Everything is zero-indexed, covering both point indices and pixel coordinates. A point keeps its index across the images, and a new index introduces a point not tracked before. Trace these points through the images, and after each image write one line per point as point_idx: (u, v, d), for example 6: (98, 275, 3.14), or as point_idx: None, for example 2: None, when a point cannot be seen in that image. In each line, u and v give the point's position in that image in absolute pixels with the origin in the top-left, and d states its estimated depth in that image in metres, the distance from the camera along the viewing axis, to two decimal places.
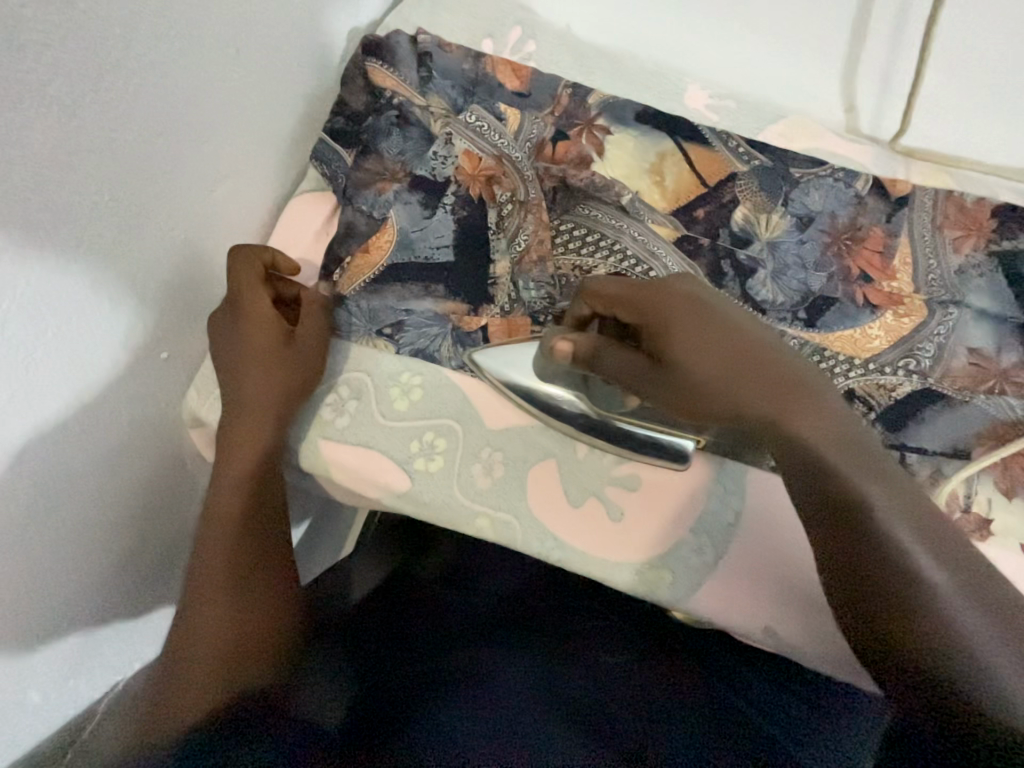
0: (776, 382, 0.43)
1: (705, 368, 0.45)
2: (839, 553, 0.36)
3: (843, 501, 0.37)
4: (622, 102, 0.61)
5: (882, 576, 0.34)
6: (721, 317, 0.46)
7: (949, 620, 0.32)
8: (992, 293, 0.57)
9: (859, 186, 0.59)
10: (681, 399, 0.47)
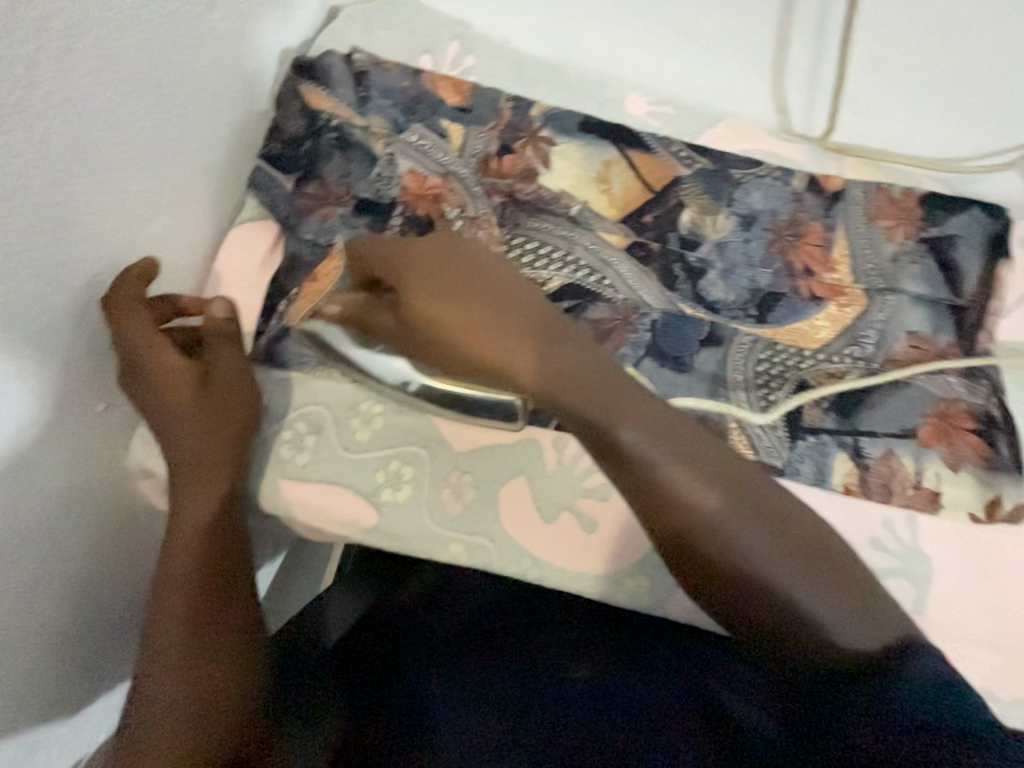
0: (522, 330, 0.42)
1: (455, 328, 0.43)
2: (654, 525, 0.39)
3: (635, 470, 0.39)
4: (564, 113, 0.61)
5: (694, 543, 0.37)
6: (462, 275, 0.44)
7: (745, 557, 0.36)
8: (925, 278, 0.60)
9: (796, 184, 0.62)
10: (445, 358, 0.44)
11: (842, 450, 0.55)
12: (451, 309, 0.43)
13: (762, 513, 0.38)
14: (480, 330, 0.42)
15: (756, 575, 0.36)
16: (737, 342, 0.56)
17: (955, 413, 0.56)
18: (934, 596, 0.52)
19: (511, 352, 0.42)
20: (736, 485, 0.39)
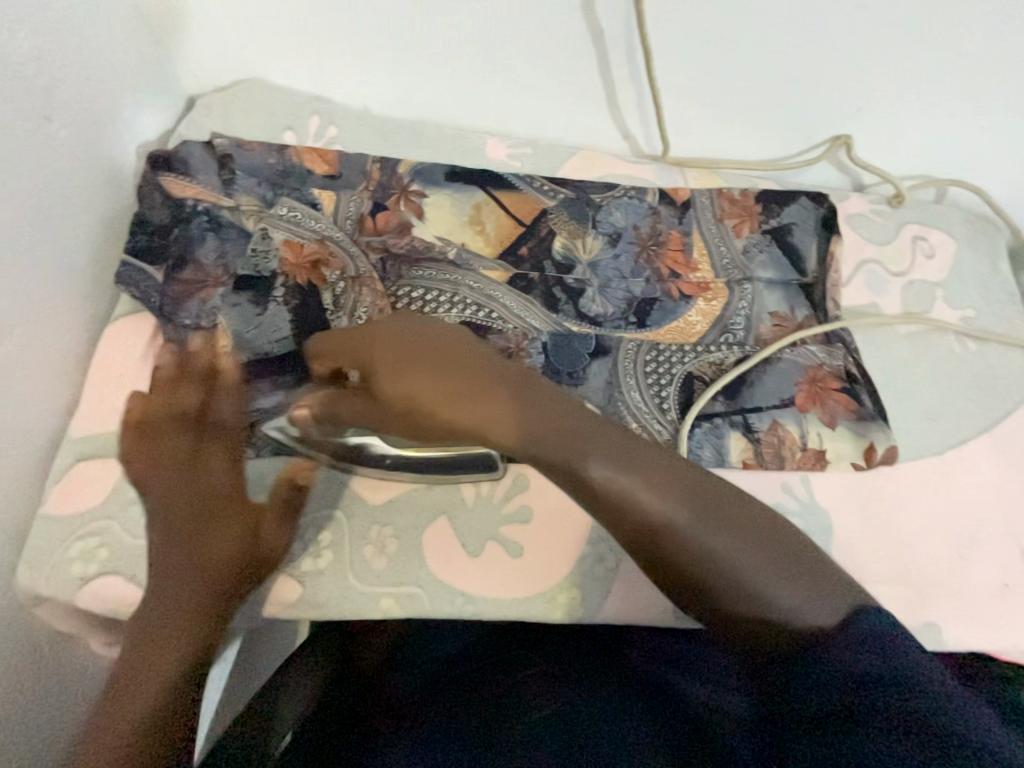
0: (485, 382, 0.40)
1: (416, 396, 0.40)
2: (642, 558, 0.37)
3: (617, 510, 0.37)
4: (430, 167, 0.66)
5: (677, 564, 0.36)
6: (422, 344, 0.42)
7: (727, 569, 0.35)
8: (773, 264, 0.68)
9: (650, 199, 0.69)
10: (415, 427, 0.42)
11: (735, 430, 0.60)
12: (415, 380, 0.40)
13: (741, 524, 0.36)
14: (449, 396, 0.40)
15: (740, 586, 0.35)
16: (623, 350, 0.61)
17: (822, 376, 0.63)
18: (837, 544, 0.57)
19: (477, 414, 0.39)
20: (718, 501, 0.37)
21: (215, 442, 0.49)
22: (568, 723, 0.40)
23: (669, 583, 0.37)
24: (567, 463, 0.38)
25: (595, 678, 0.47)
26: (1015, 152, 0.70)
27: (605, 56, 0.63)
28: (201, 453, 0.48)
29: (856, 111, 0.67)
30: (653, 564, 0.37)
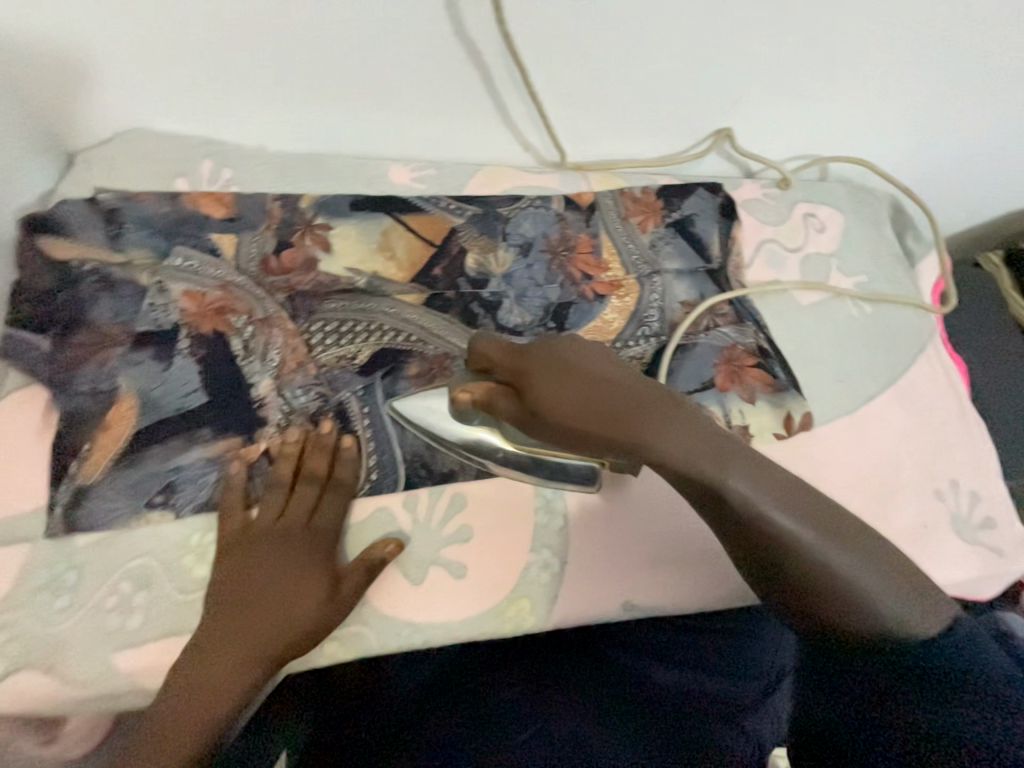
0: (627, 404, 0.38)
1: (570, 412, 0.40)
2: (749, 561, 0.38)
3: (740, 523, 0.36)
4: (333, 198, 0.65)
5: (780, 566, 0.36)
6: (578, 364, 0.41)
7: (850, 586, 0.35)
8: (679, 254, 0.71)
9: (556, 207, 0.71)
10: (559, 437, 0.42)
11: None
12: (567, 399, 0.40)
13: (866, 544, 0.36)
14: (590, 418, 0.39)
15: (851, 597, 0.35)
16: None
17: (738, 355, 0.66)
18: None
19: (617, 433, 0.38)
20: (841, 521, 0.37)
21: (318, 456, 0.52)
22: (532, 682, 0.61)
23: (776, 592, 0.38)
24: (706, 477, 0.36)
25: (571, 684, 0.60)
26: (874, 127, 0.77)
27: (489, 75, 0.62)
28: (307, 464, 0.52)
29: (735, 104, 0.70)
30: (767, 575, 0.37)
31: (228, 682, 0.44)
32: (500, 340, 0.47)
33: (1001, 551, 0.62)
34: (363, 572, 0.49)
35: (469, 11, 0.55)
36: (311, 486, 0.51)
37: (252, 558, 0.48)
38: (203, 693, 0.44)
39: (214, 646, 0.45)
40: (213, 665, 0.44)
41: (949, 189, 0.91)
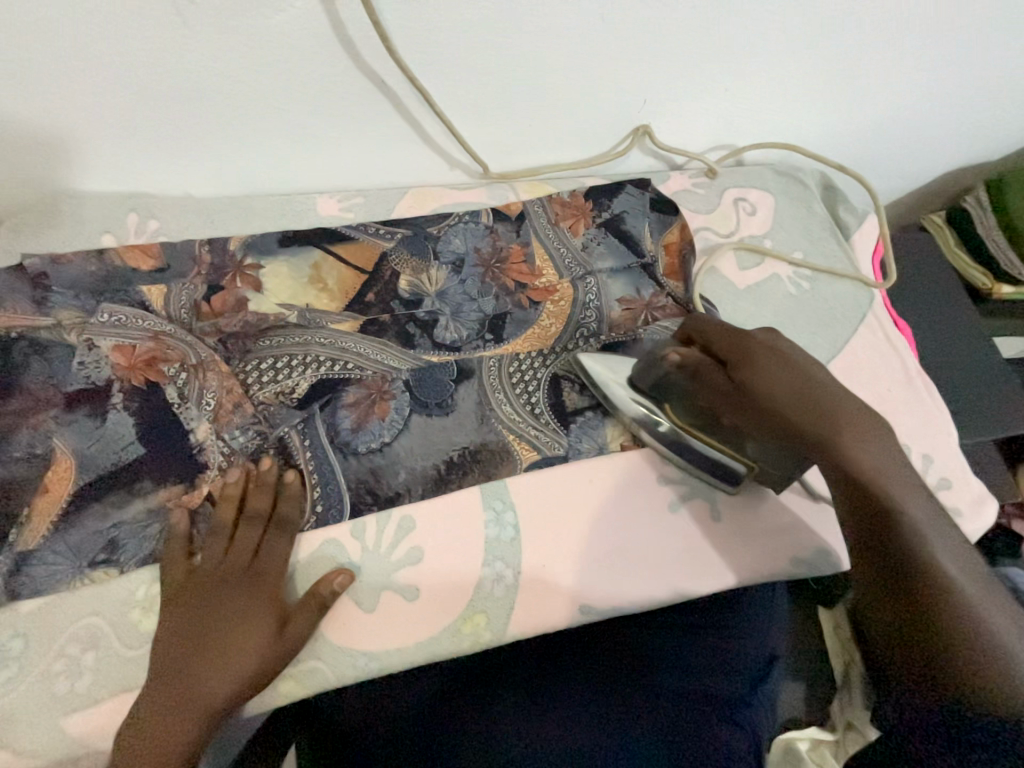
0: (831, 413, 0.46)
1: (784, 397, 0.48)
2: (878, 565, 0.42)
3: (892, 527, 0.41)
4: (261, 238, 0.66)
5: (924, 598, 0.39)
6: (800, 375, 0.49)
7: (993, 636, 0.37)
8: (611, 252, 0.72)
9: (485, 220, 0.72)
10: (756, 413, 0.51)
11: (610, 417, 0.62)
12: (772, 389, 0.49)
13: (1010, 614, 0.39)
14: (791, 410, 0.48)
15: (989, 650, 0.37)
16: (486, 367, 0.62)
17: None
18: (723, 498, 0.60)
19: (817, 425, 0.46)
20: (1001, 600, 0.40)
21: (260, 497, 0.52)
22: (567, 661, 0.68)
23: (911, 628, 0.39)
24: (887, 495, 0.42)
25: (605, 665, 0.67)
26: (790, 108, 0.79)
27: (399, 101, 0.63)
28: (249, 503, 0.52)
29: (647, 102, 0.72)
30: (908, 603, 0.39)
31: (184, 723, 0.44)
32: (722, 325, 0.56)
33: (957, 511, 0.63)
34: (315, 607, 0.49)
35: (364, 47, 0.56)
36: (254, 526, 0.51)
37: (198, 601, 0.48)
38: (157, 735, 0.44)
39: (165, 690, 0.45)
40: (163, 711, 0.45)
41: (880, 157, 0.92)
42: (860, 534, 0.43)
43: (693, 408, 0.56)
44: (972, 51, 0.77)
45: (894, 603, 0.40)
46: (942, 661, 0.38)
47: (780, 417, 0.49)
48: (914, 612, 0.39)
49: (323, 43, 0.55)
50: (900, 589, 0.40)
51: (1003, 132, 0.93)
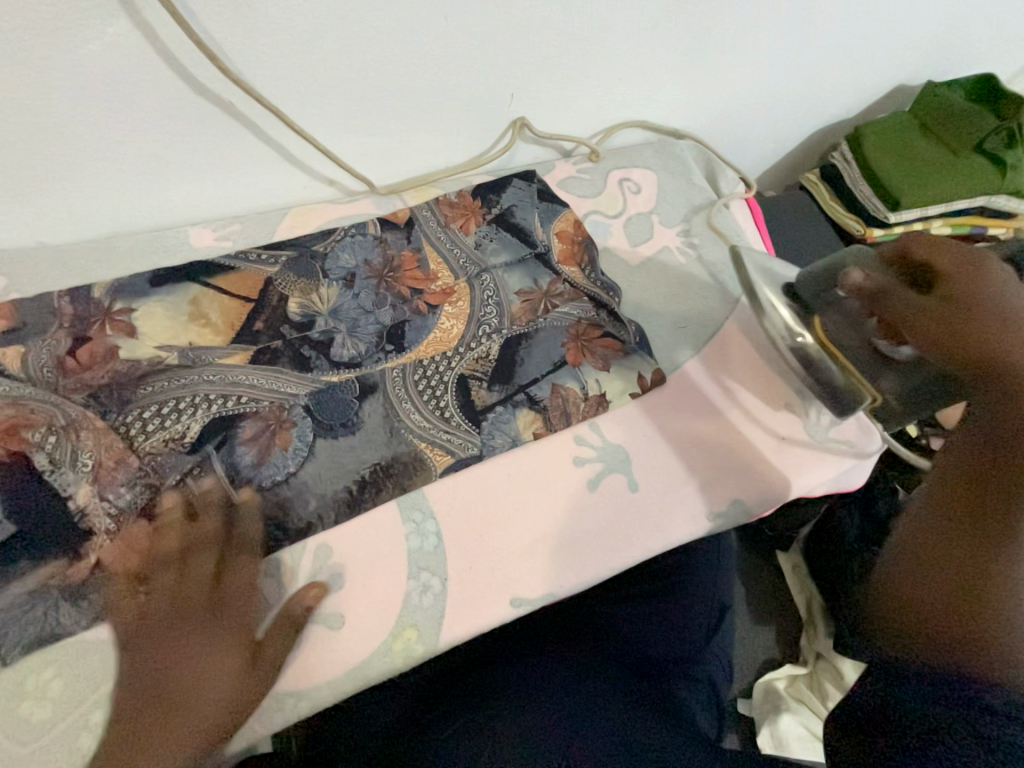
0: (1017, 374, 0.43)
1: (984, 334, 0.45)
2: (989, 494, 0.40)
3: (1020, 476, 0.39)
4: (130, 280, 0.62)
5: (982, 544, 0.38)
6: (1016, 325, 0.44)
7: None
8: (505, 247, 0.73)
9: (373, 231, 0.70)
10: (940, 332, 0.47)
11: (519, 408, 0.62)
12: (979, 318, 0.46)
13: None
14: (994, 350, 0.44)
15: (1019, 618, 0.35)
16: (390, 380, 0.61)
17: (584, 330, 0.68)
18: (638, 468, 0.62)
19: (1008, 370, 0.43)
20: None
21: (171, 534, 0.49)
22: (541, 648, 0.74)
23: (949, 573, 0.38)
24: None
25: (575, 648, 0.73)
26: (655, 88, 0.82)
27: (254, 121, 0.61)
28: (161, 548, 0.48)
29: (515, 95, 0.73)
30: (975, 546, 0.38)
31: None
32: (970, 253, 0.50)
33: (852, 443, 0.67)
34: (286, 627, 0.48)
35: (198, 67, 0.54)
36: (189, 556, 0.48)
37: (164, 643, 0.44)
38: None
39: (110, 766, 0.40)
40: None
41: (750, 126, 0.98)
42: (980, 461, 0.42)
43: (843, 327, 0.61)
44: (805, 20, 0.83)
45: (971, 521, 0.40)
46: (950, 603, 0.37)
47: (955, 340, 0.46)
48: (969, 558, 0.38)
49: (150, 69, 0.52)
50: (977, 529, 0.39)
51: (852, 89, 1.01)
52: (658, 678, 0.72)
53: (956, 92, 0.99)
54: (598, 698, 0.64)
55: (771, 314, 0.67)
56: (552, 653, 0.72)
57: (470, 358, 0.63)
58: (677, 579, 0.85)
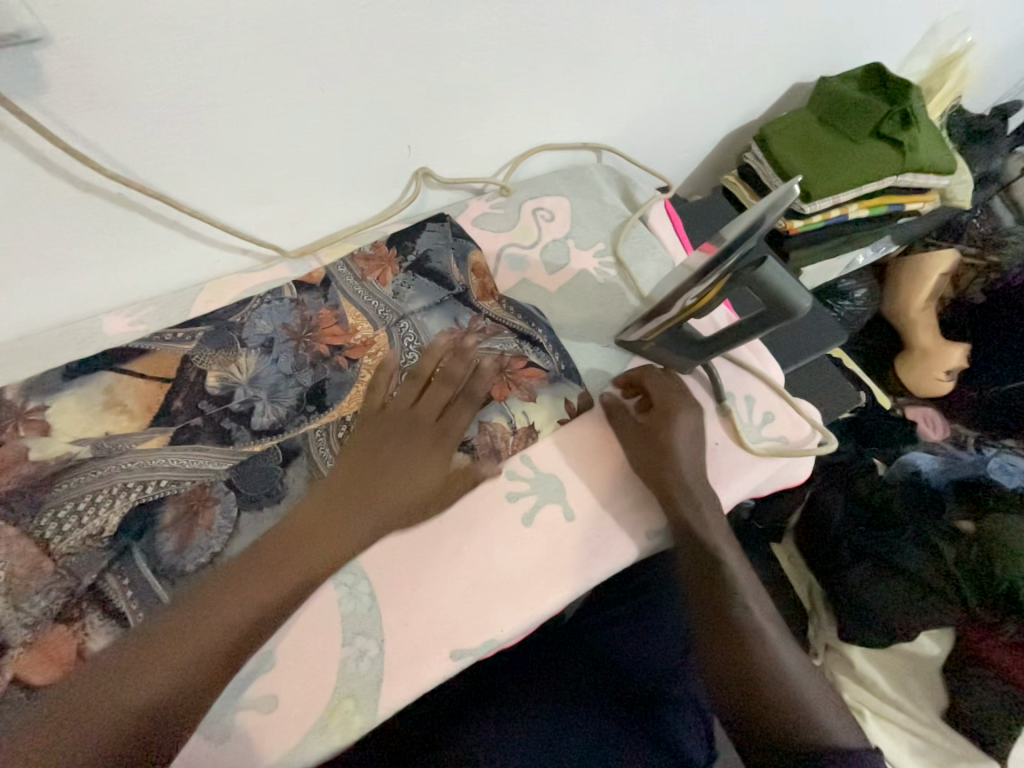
0: (693, 500, 0.60)
1: (659, 464, 0.62)
2: (721, 612, 0.58)
3: (728, 591, 0.58)
4: (42, 377, 0.62)
5: (747, 659, 0.55)
6: (660, 451, 0.62)
7: (800, 696, 0.54)
8: (422, 290, 0.74)
9: (289, 294, 0.71)
10: (647, 457, 0.63)
11: (447, 451, 0.62)
12: (663, 442, 0.62)
13: (816, 683, 0.56)
14: (660, 480, 0.61)
15: (794, 704, 0.53)
16: (313, 441, 0.61)
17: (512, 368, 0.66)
18: (573, 496, 0.62)
19: (684, 500, 0.60)
20: (803, 664, 0.57)
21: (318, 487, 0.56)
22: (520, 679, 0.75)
23: (750, 691, 0.54)
24: (733, 579, 0.59)
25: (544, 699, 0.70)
26: (552, 119, 0.85)
27: (144, 208, 0.62)
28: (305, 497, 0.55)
29: (412, 146, 0.75)
30: (743, 657, 0.55)
31: (260, 615, 0.49)
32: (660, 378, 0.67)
33: (784, 437, 0.71)
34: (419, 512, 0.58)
35: (78, 169, 0.55)
36: (300, 520, 0.54)
37: (323, 498, 0.55)
38: (216, 632, 0.47)
39: (252, 590, 0.49)
40: (246, 599, 0.49)
41: (655, 140, 1.02)
42: (706, 591, 0.59)
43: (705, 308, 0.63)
44: (686, 44, 0.87)
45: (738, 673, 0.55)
46: (753, 706, 0.54)
47: (650, 471, 0.62)
48: (749, 676, 0.55)
49: (26, 178, 0.53)
50: (734, 647, 0.56)
51: (749, 94, 1.05)
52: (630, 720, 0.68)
53: (849, 83, 1.04)
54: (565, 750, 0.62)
55: (686, 279, 0.60)
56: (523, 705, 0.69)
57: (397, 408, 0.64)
58: (647, 599, 0.82)
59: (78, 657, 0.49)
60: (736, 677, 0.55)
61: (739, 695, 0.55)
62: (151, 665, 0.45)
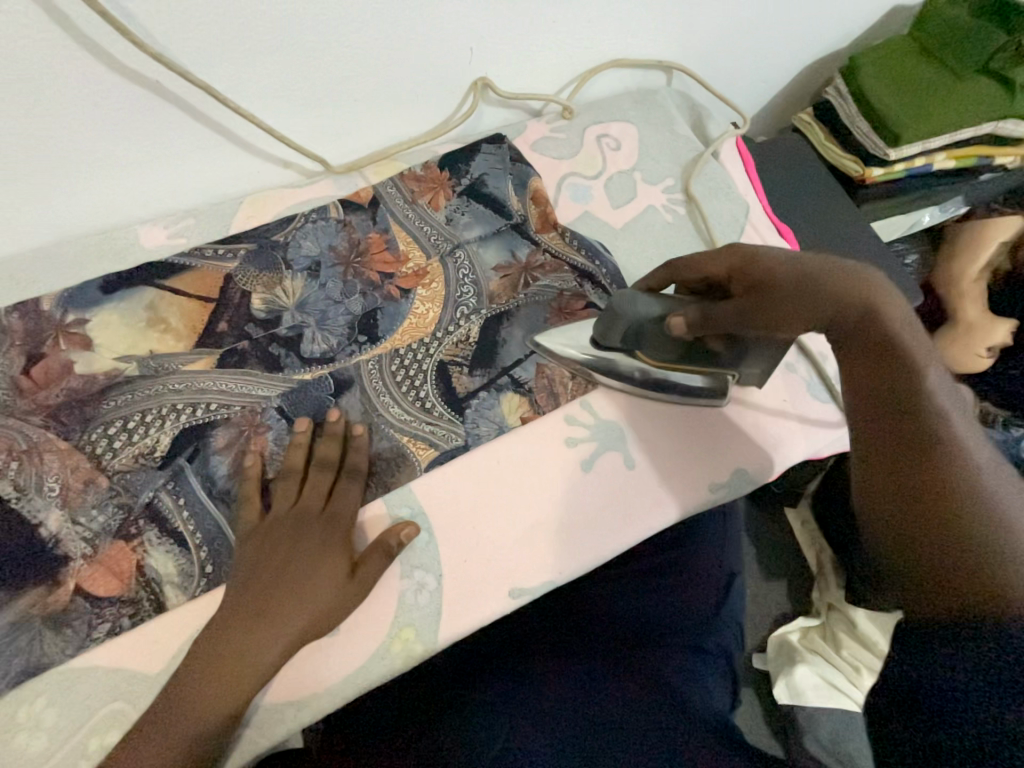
0: (852, 290, 0.44)
1: (796, 285, 0.45)
2: (896, 414, 0.44)
3: (902, 395, 0.44)
4: (80, 288, 0.58)
5: (911, 466, 0.43)
6: (797, 272, 0.45)
7: (999, 521, 0.41)
8: (478, 220, 0.68)
9: (335, 214, 0.66)
10: (772, 322, 0.47)
11: (504, 393, 0.59)
12: (776, 274, 0.46)
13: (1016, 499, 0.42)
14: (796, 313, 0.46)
15: (983, 528, 0.41)
16: (366, 373, 0.58)
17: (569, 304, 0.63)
18: (634, 446, 0.59)
19: (843, 299, 0.44)
20: (1012, 488, 0.43)
21: (283, 500, 0.51)
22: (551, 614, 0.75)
23: (922, 510, 0.43)
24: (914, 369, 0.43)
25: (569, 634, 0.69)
26: (630, 27, 0.75)
27: (186, 103, 0.56)
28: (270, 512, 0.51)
29: (475, 50, 0.66)
30: (907, 465, 0.43)
31: (272, 624, 0.46)
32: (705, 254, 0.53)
33: None
34: (382, 556, 0.50)
35: (112, 46, 0.49)
36: (278, 530, 0.50)
37: (291, 508, 0.51)
38: (237, 679, 0.44)
39: (258, 630, 0.46)
40: (195, 709, 0.43)
41: (732, 63, 0.91)
42: (876, 388, 0.45)
43: (665, 350, 0.56)
44: None
45: (913, 497, 0.43)
46: (917, 533, 0.43)
47: (781, 311, 0.46)
48: (912, 491, 0.43)
49: (59, 53, 0.47)
50: (896, 451, 0.44)
51: (844, 14, 0.92)
52: (671, 676, 0.63)
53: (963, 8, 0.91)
54: (609, 687, 0.61)
55: (602, 369, 0.60)
56: (550, 635, 0.69)
57: (452, 343, 0.60)
58: (683, 548, 0.79)
59: (138, 572, 0.49)
60: (900, 491, 0.44)
61: (905, 514, 0.44)
62: (195, 681, 0.44)
